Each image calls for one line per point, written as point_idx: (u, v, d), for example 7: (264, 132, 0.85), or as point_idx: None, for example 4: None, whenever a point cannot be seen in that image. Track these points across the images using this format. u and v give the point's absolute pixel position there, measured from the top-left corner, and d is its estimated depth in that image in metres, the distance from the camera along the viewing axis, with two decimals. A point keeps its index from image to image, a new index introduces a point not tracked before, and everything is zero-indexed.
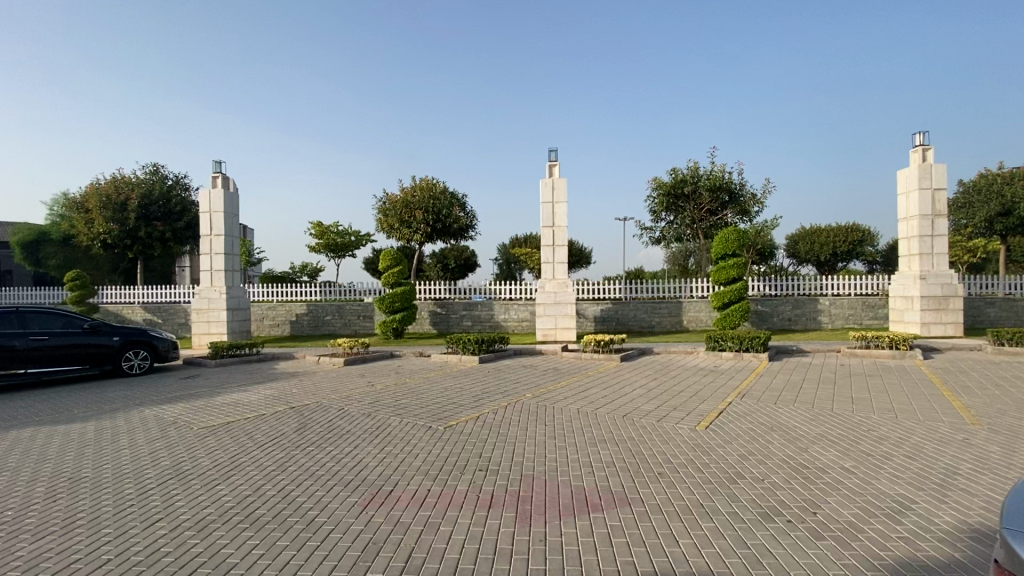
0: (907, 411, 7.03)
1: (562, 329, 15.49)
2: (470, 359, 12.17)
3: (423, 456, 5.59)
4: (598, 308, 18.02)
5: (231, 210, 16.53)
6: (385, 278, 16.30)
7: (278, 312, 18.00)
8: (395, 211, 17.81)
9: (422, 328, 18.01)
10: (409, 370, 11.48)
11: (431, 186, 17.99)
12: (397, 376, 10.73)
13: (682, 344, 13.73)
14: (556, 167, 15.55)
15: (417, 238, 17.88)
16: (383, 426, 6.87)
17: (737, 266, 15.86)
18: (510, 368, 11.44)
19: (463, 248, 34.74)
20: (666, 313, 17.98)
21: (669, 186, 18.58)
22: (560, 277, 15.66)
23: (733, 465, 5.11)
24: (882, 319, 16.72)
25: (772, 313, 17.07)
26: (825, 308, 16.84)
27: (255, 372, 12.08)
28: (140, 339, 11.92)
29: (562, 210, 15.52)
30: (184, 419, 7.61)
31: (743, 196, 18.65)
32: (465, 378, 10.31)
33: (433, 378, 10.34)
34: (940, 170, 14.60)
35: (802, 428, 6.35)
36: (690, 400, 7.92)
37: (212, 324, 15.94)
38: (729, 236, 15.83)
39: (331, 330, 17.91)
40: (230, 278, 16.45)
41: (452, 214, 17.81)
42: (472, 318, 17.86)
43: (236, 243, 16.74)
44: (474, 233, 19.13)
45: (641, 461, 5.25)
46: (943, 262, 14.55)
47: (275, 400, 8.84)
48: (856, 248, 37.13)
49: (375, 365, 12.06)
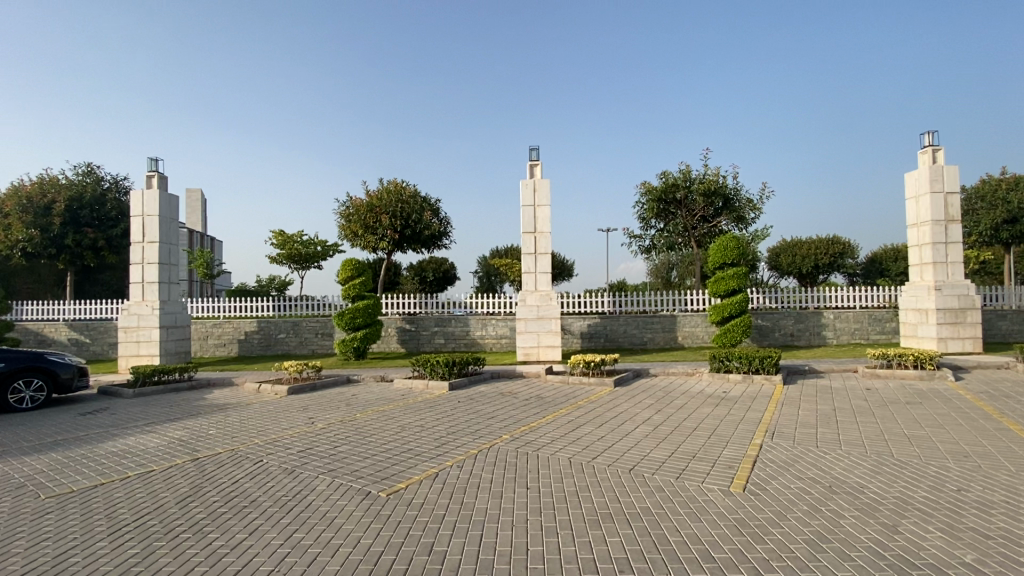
0: (989, 458, 5.51)
1: (546, 348, 13.76)
2: (438, 386, 10.36)
3: (345, 553, 3.73)
4: (584, 323, 16.41)
5: (168, 215, 14.52)
6: (345, 291, 14.39)
7: (224, 330, 15.92)
8: (359, 215, 15.95)
9: (388, 347, 16.12)
10: (365, 400, 9.58)
11: (399, 189, 16.19)
12: (346, 409, 8.84)
13: (681, 364, 12.15)
14: (537, 166, 13.97)
15: (384, 246, 16.02)
16: (305, 491, 5.01)
17: (737, 277, 14.39)
18: (485, 396, 9.65)
19: (442, 260, 32.76)
20: (658, 328, 16.45)
21: (659, 190, 17.15)
22: (543, 289, 14.00)
23: (808, 566, 3.40)
24: (890, 334, 15.45)
25: (773, 328, 15.68)
26: (829, 322, 15.51)
27: (179, 403, 10.04)
28: (35, 366, 9.81)
29: (545, 213, 13.92)
30: (36, 480, 5.61)
31: (738, 202, 17.29)
32: (429, 411, 8.51)
33: (390, 412, 8.47)
34: (953, 172, 13.50)
35: (873, 490, 4.69)
36: (708, 443, 6.24)
37: (141, 345, 13.77)
38: (727, 244, 14.40)
39: (285, 350, 15.83)
40: (167, 291, 14.35)
41: (423, 219, 16.04)
42: (445, 335, 16.04)
43: (174, 251, 14.68)
44: (447, 241, 17.36)
45: (668, 559, 3.51)
46: (959, 271, 13.35)
47: (181, 446, 6.87)
48: (836, 260, 36.61)
49: (325, 394, 10.16)
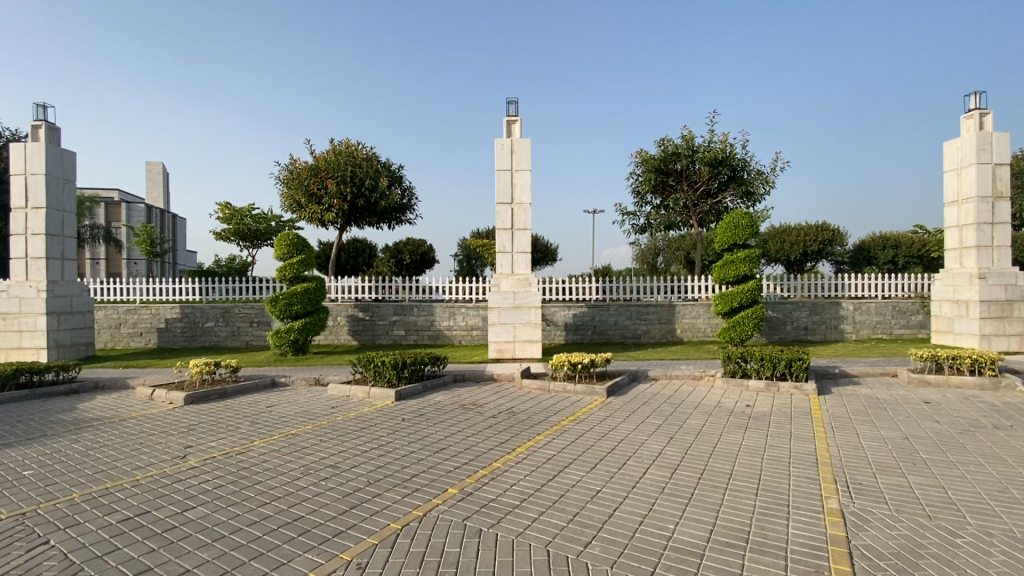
0: None
1: (523, 343, 11.54)
2: (381, 396, 8.07)
3: None
4: (569, 313, 14.23)
5: (59, 174, 11.70)
6: (280, 272, 11.89)
7: (140, 317, 13.27)
8: (302, 181, 13.38)
9: (338, 340, 13.74)
10: (280, 417, 7.23)
11: (352, 150, 13.63)
12: (245, 434, 6.46)
13: (685, 365, 10.02)
14: (515, 123, 11.61)
15: (331, 218, 13.44)
16: None
17: (749, 260, 12.23)
18: (440, 411, 7.36)
19: (420, 241, 29.78)
20: (653, 319, 14.33)
21: (657, 160, 14.85)
22: (520, 273, 11.67)
23: None
24: (915, 329, 13.58)
25: (784, 321, 13.67)
26: (848, 314, 13.57)
27: (34, 417, 7.55)
28: None
29: (524, 180, 11.57)
30: None
31: (747, 174, 15.07)
32: (356, 436, 6.19)
33: (303, 439, 6.12)
34: (1003, 139, 11.52)
35: None
36: (760, 509, 4.04)
37: (24, 335, 11.13)
38: (737, 221, 12.24)
39: (213, 342, 13.28)
40: (61, 269, 11.68)
41: (380, 186, 13.49)
42: (405, 325, 13.68)
43: (70, 220, 11.95)
44: (410, 214, 14.88)
45: None
46: (1005, 257, 11.46)
47: None
48: (825, 247, 34.97)
49: (233, 406, 7.78)
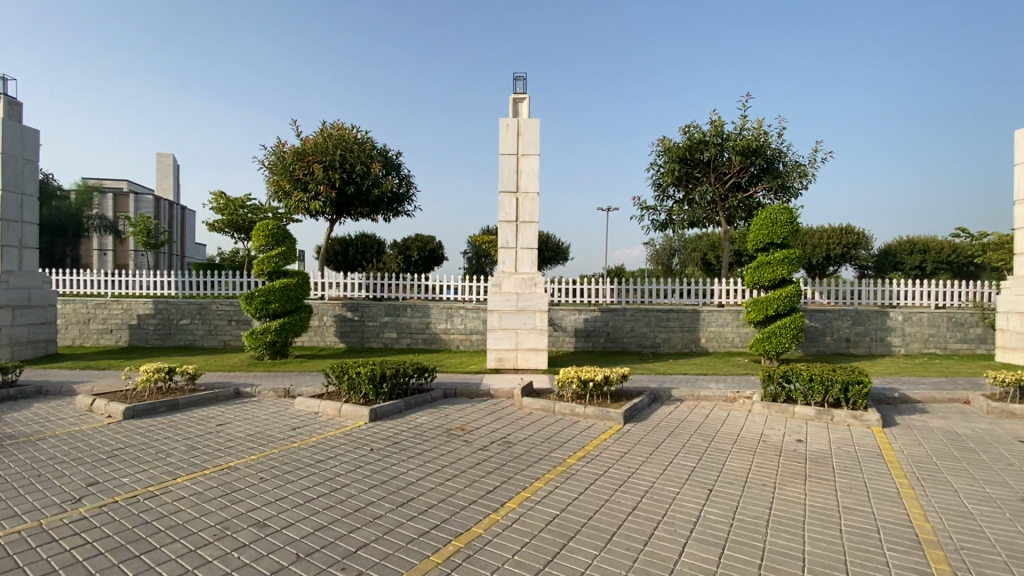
0: None
1: (526, 351, 10.19)
2: (353, 416, 6.78)
3: None
4: (580, 317, 12.85)
5: (18, 154, 10.61)
6: (257, 266, 10.69)
7: (111, 312, 12.16)
8: (288, 166, 12.19)
9: (325, 342, 12.52)
10: (227, 440, 5.96)
11: (343, 133, 12.40)
12: (175, 464, 5.21)
13: (715, 383, 8.59)
14: (524, 102, 10.30)
15: (318, 207, 12.21)
16: None
17: (787, 262, 10.74)
18: (421, 438, 6.05)
19: (429, 238, 28.53)
20: (674, 326, 12.88)
21: (682, 149, 13.37)
22: (524, 271, 10.32)
23: None
24: (973, 344, 11.97)
25: (823, 331, 12.15)
26: (897, 326, 12.01)
27: None
28: None
29: (532, 166, 10.22)
30: None
31: (782, 166, 13.56)
32: (306, 475, 4.88)
33: (240, 476, 4.83)
34: None
35: None
36: None
37: None
38: (773, 216, 10.76)
39: (189, 342, 12.13)
40: (19, 259, 10.61)
41: (373, 173, 12.24)
42: (398, 327, 12.42)
43: (31, 205, 10.87)
44: (407, 205, 13.63)
45: None
46: None
47: None
48: (849, 250, 33.10)
49: (179, 424, 6.55)
